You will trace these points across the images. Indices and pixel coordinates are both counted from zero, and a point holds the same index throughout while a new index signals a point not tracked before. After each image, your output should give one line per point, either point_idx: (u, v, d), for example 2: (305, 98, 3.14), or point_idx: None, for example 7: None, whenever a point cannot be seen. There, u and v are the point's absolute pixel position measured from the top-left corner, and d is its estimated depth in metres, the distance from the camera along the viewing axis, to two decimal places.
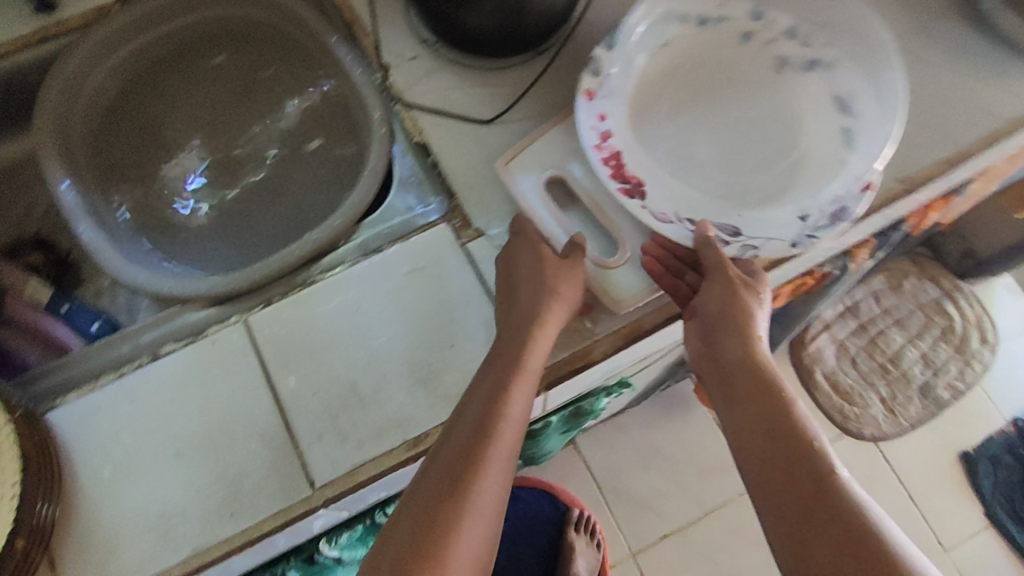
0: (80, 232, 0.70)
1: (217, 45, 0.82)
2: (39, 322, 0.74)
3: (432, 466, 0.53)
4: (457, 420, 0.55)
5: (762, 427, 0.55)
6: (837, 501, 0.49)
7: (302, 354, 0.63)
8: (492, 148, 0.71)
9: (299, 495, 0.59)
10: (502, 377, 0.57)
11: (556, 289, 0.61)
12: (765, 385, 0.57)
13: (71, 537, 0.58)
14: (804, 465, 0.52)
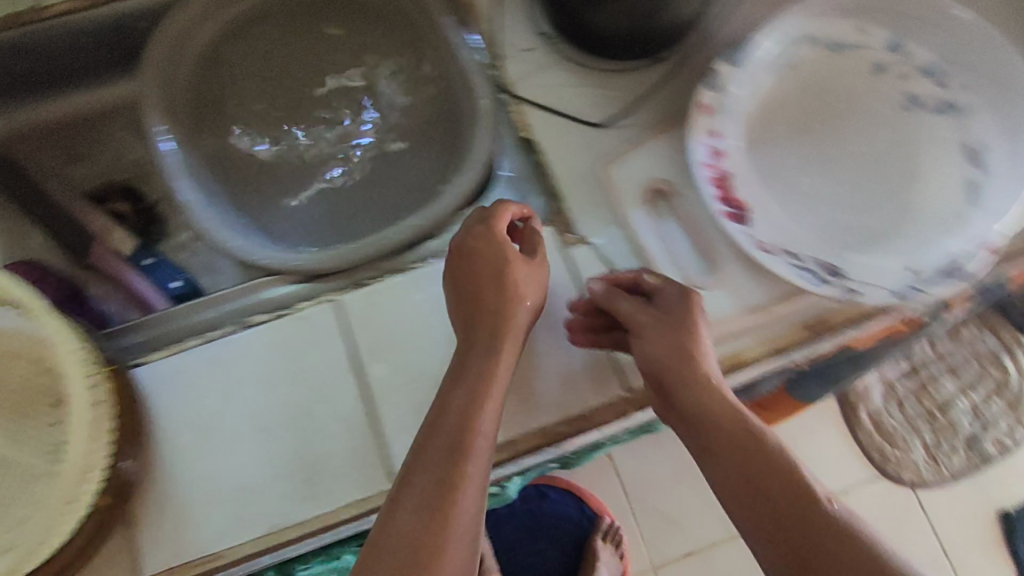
0: (178, 188, 0.70)
1: (323, 13, 0.79)
2: (123, 273, 0.74)
3: (404, 496, 0.50)
4: (424, 446, 0.52)
5: (746, 480, 0.53)
6: (844, 548, 0.48)
7: (391, 344, 0.62)
8: (601, 153, 0.69)
9: (378, 487, 0.58)
10: (472, 396, 0.54)
11: (505, 291, 0.58)
12: (741, 428, 0.55)
13: (149, 498, 0.58)
14: (803, 515, 0.50)
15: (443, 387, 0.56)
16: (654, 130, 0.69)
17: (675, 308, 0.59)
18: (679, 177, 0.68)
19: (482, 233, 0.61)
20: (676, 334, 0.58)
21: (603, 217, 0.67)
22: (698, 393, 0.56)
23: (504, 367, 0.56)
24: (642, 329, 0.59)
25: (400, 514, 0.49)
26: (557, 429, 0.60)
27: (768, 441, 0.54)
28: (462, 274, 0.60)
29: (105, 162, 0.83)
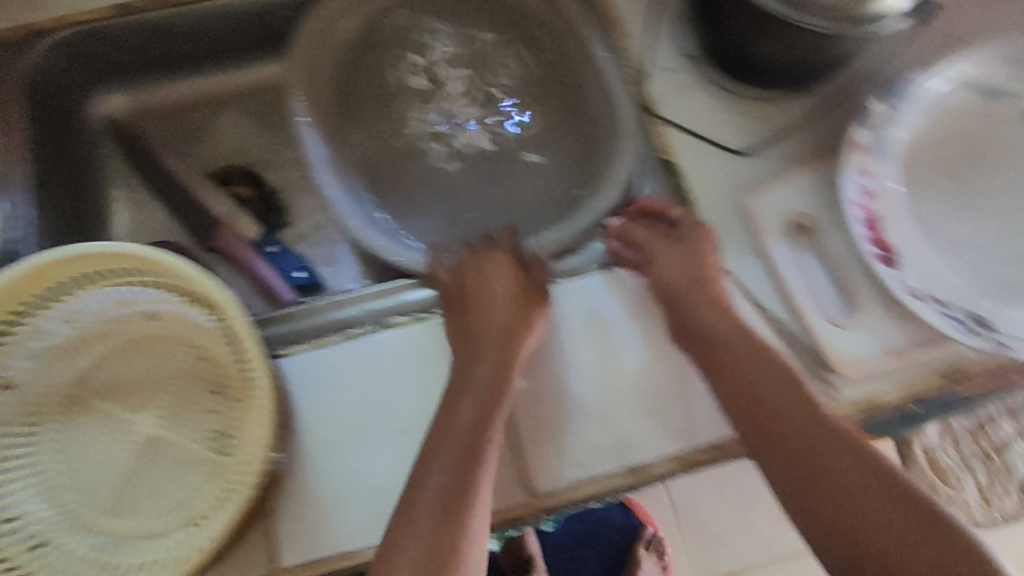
0: (320, 182, 0.69)
1: (465, 19, 0.81)
2: (250, 259, 0.74)
3: (421, 495, 0.55)
4: (435, 451, 0.57)
5: (752, 396, 0.59)
6: (839, 454, 0.56)
7: (534, 358, 0.65)
8: (743, 182, 0.68)
9: (518, 499, 0.61)
10: (482, 411, 0.59)
11: (480, 318, 0.65)
12: (752, 350, 0.62)
13: (289, 492, 0.58)
14: (804, 428, 0.58)
15: (443, 400, 0.60)
16: (799, 162, 0.68)
17: (690, 238, 0.67)
18: (823, 212, 0.67)
19: (477, 265, 0.69)
20: (693, 262, 0.66)
21: (744, 249, 0.67)
22: (712, 316, 0.64)
23: (505, 386, 0.61)
24: (656, 255, 0.68)
25: (418, 513, 0.54)
26: (690, 456, 0.62)
27: (776, 362, 0.61)
28: (467, 294, 0.67)
29: (227, 148, 0.83)
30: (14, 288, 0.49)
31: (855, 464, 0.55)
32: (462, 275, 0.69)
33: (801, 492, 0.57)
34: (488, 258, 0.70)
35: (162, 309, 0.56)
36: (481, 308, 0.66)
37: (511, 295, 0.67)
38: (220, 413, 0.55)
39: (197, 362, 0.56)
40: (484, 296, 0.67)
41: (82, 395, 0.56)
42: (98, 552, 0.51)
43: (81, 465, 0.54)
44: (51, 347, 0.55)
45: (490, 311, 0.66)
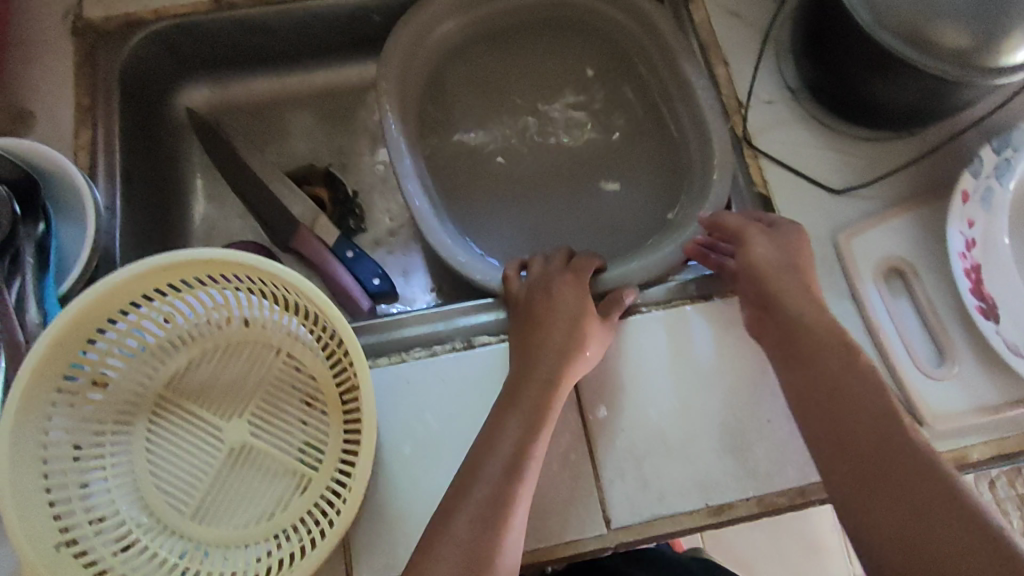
0: (410, 199, 0.66)
1: (558, 33, 0.80)
2: (328, 264, 0.73)
3: (461, 507, 0.50)
4: (481, 462, 0.52)
5: (833, 387, 0.52)
6: (906, 458, 0.47)
7: (614, 385, 0.62)
8: (838, 221, 0.67)
9: (594, 531, 0.58)
10: (529, 426, 0.53)
11: (543, 339, 0.58)
12: (839, 345, 0.54)
13: (366, 507, 0.57)
14: (880, 428, 0.49)
15: (492, 416, 0.55)
16: (897, 207, 0.66)
17: (788, 235, 0.62)
18: (919, 257, 0.65)
19: (544, 284, 0.63)
20: (783, 251, 0.61)
21: (836, 289, 0.64)
22: (798, 305, 0.57)
23: (557, 397, 0.56)
24: (752, 239, 0.62)
25: (454, 522, 0.48)
26: (773, 501, 0.59)
27: (861, 361, 0.53)
28: (531, 303, 0.62)
29: (307, 147, 0.82)
30: (122, 288, 0.49)
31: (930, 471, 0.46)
32: (525, 295, 0.63)
33: (858, 498, 0.48)
34: (555, 279, 0.63)
35: (256, 317, 0.56)
36: (545, 328, 0.59)
37: (573, 317, 0.60)
38: (309, 425, 0.55)
39: (287, 372, 0.56)
40: (550, 316, 0.60)
41: (171, 398, 0.56)
42: (180, 558, 0.51)
43: (167, 468, 0.54)
44: (143, 347, 0.55)
45: (556, 330, 0.59)
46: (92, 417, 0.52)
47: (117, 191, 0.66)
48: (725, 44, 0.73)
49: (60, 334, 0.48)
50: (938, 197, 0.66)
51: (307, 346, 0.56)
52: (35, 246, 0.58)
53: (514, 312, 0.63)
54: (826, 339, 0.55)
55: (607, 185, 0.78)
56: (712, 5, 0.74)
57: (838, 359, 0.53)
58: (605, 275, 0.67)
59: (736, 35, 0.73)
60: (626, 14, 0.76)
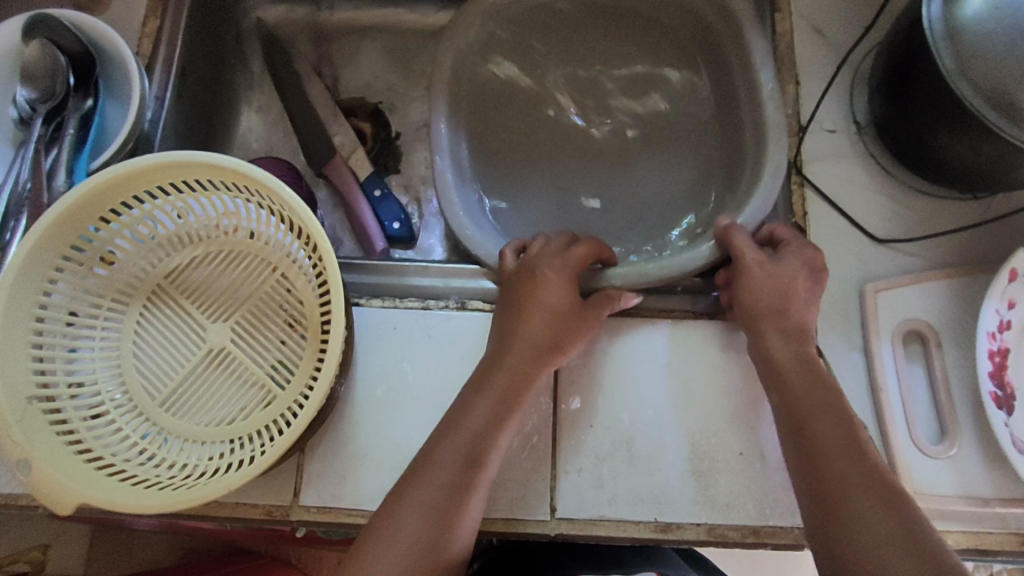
0: (436, 159, 0.68)
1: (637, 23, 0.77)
2: (353, 198, 0.75)
3: (413, 492, 0.50)
4: (439, 448, 0.52)
5: (801, 419, 0.50)
6: (875, 509, 0.45)
7: (593, 380, 0.61)
8: (868, 269, 0.64)
9: (537, 516, 0.58)
10: (496, 416, 0.53)
11: (520, 330, 0.56)
12: (812, 390, 0.51)
13: (326, 437, 0.59)
14: (847, 475, 0.47)
15: (459, 399, 0.55)
16: (937, 270, 0.62)
17: (789, 277, 0.56)
18: (946, 327, 0.61)
19: (533, 267, 0.59)
20: (780, 291, 0.56)
21: (849, 339, 0.62)
22: (779, 342, 0.54)
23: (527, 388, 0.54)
24: (749, 276, 0.56)
25: (405, 511, 0.49)
26: (724, 533, 0.57)
27: (842, 405, 0.51)
28: (518, 287, 0.58)
29: (363, 79, 0.83)
30: (138, 175, 0.51)
31: (898, 522, 0.44)
32: (513, 274, 0.60)
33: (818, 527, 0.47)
34: (546, 263, 0.59)
35: (262, 232, 0.58)
36: (524, 318, 0.56)
37: (557, 312, 0.57)
38: (287, 346, 0.56)
39: (278, 290, 0.57)
40: (532, 306, 0.57)
41: (168, 289, 0.58)
42: (141, 438, 0.54)
43: (150, 353, 0.57)
44: (154, 238, 0.58)
45: (535, 321, 0.56)
46: (93, 289, 0.55)
47: (169, 83, 0.68)
48: (800, 61, 0.69)
49: (75, 204, 0.50)
50: (986, 269, 0.62)
51: (302, 270, 0.57)
52: (79, 119, 0.61)
53: (502, 289, 0.60)
54: (810, 374, 0.52)
55: (588, 202, 0.75)
56: (799, 17, 0.70)
57: (815, 395, 0.51)
58: (613, 271, 0.63)
59: (814, 56, 0.69)
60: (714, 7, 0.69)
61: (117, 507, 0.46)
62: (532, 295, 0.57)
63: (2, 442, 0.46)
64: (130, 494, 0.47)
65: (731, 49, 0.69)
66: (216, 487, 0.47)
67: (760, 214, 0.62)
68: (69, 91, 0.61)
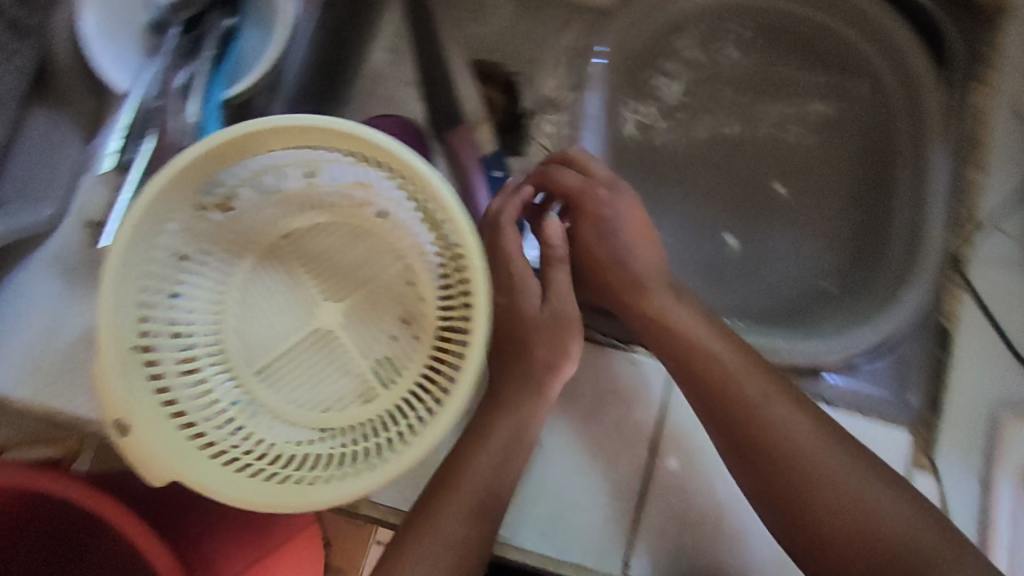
0: (591, 93, 0.66)
1: (816, 58, 0.70)
2: (471, 173, 0.68)
3: (435, 535, 0.49)
4: (453, 492, 0.51)
5: (740, 427, 0.50)
6: (837, 485, 0.48)
7: (694, 441, 0.58)
8: (1011, 391, 0.58)
9: (607, 568, 0.56)
10: (501, 466, 0.52)
11: (516, 374, 0.55)
12: (732, 400, 0.51)
13: None
14: (813, 474, 0.48)
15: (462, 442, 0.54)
16: None
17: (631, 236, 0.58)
18: None
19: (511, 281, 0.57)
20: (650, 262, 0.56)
21: (969, 466, 0.57)
22: (711, 343, 0.52)
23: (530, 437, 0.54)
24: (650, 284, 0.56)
25: (427, 554, 0.48)
26: None
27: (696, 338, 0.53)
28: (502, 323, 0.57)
29: (504, 43, 0.76)
30: (284, 133, 0.47)
31: (866, 498, 0.48)
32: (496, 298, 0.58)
33: (795, 528, 0.49)
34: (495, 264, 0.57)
35: (393, 213, 0.53)
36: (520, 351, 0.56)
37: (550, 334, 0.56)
38: (397, 342, 0.53)
39: (398, 281, 0.54)
40: (523, 336, 0.56)
41: (284, 251, 0.54)
42: (231, 406, 0.51)
43: (255, 314, 0.53)
44: (276, 194, 0.53)
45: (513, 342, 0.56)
46: (206, 236, 0.51)
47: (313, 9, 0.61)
48: (988, 146, 0.64)
49: (216, 148, 0.46)
50: None
51: (428, 265, 0.53)
52: (220, 37, 0.56)
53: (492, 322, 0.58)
54: (732, 381, 0.51)
55: (727, 238, 0.69)
56: (1002, 98, 0.64)
57: (739, 402, 0.50)
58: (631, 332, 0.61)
59: (1003, 148, 0.64)
60: (902, 92, 0.66)
61: (205, 491, 0.43)
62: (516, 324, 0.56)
63: (102, 395, 0.44)
64: (216, 477, 0.44)
65: (913, 124, 0.64)
66: (305, 499, 0.44)
67: (907, 311, 0.59)
68: (215, 3, 0.56)
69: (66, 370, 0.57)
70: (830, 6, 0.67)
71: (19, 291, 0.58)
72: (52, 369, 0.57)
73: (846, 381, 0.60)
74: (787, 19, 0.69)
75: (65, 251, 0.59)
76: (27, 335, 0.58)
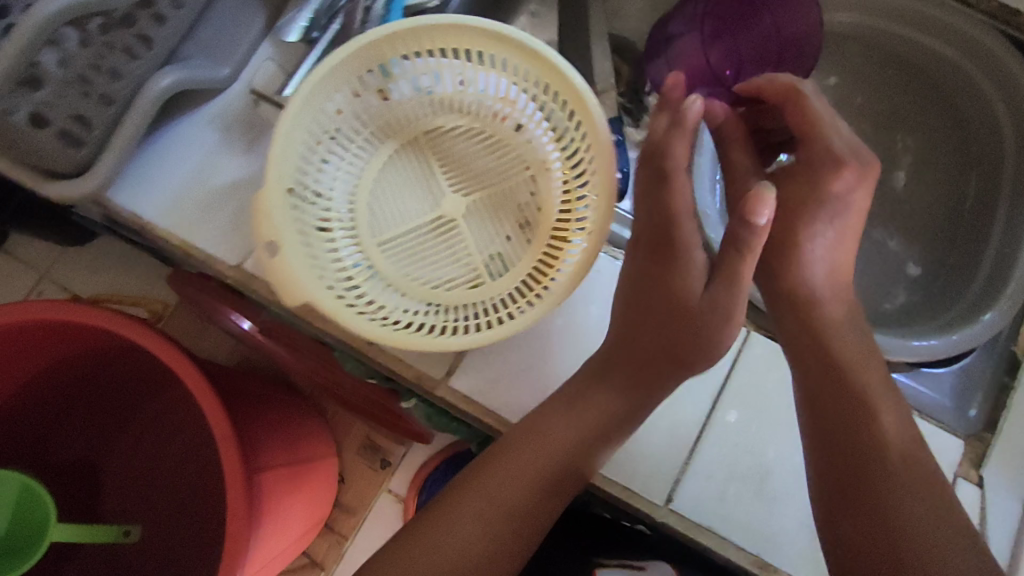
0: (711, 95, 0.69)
1: (929, 94, 0.75)
2: None
3: (513, 470, 0.54)
4: (542, 441, 0.55)
5: (837, 405, 0.52)
6: (907, 494, 0.48)
7: (757, 403, 0.61)
8: None
9: (652, 498, 0.60)
10: (592, 435, 0.55)
11: (633, 345, 0.56)
12: (852, 409, 0.51)
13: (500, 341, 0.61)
14: (879, 472, 0.49)
15: (565, 397, 0.57)
16: None
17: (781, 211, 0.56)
18: None
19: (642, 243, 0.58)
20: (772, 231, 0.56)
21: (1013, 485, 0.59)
22: (846, 336, 0.54)
23: (627, 417, 0.56)
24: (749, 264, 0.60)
25: (500, 485, 0.54)
26: None
27: (854, 375, 0.52)
28: (638, 283, 0.57)
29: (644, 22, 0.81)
30: (460, 32, 0.53)
31: (921, 519, 0.47)
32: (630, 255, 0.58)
33: (840, 504, 0.50)
34: (653, 209, 0.56)
35: (529, 129, 0.59)
36: (643, 317, 0.56)
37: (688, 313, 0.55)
38: (510, 243, 0.58)
39: (522, 191, 0.59)
40: (651, 297, 0.56)
41: (422, 145, 0.60)
42: (352, 267, 0.56)
43: (386, 193, 0.59)
44: (431, 93, 0.59)
45: (656, 323, 0.56)
46: (364, 114, 0.58)
47: None
48: None
49: (400, 31, 0.52)
50: None
51: (552, 180, 0.58)
52: None
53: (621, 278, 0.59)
54: (854, 371, 0.52)
55: None
56: None
57: (851, 390, 0.52)
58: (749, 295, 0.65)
59: None
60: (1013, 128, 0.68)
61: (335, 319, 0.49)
62: (657, 292, 0.56)
63: (258, 221, 0.50)
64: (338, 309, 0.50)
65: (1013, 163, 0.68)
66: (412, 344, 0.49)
67: (986, 331, 0.62)
68: None
69: (209, 209, 0.63)
70: (954, 39, 0.69)
71: (179, 135, 0.64)
72: (192, 208, 0.63)
73: (911, 382, 0.63)
74: (909, 46, 0.73)
75: (228, 110, 0.65)
76: (177, 176, 0.63)
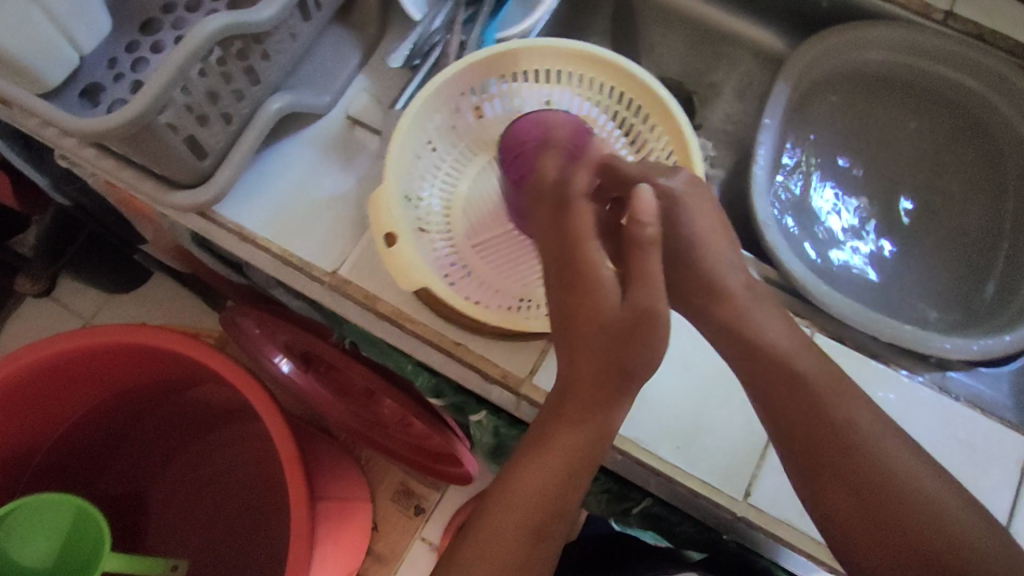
0: (766, 119, 0.78)
1: (959, 124, 0.82)
2: None
3: (494, 535, 0.51)
4: (512, 494, 0.51)
5: (810, 406, 0.52)
6: (894, 468, 0.51)
7: None
8: None
9: (732, 491, 0.62)
10: (559, 476, 0.51)
11: (576, 376, 0.51)
12: (816, 411, 0.52)
13: None
14: (859, 464, 0.51)
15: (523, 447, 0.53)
16: None
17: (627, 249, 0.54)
18: None
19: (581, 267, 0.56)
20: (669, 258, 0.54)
21: None
22: (782, 334, 0.54)
23: (588, 451, 0.51)
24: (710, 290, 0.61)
25: (485, 553, 0.50)
26: None
27: (814, 387, 0.53)
28: (570, 314, 0.51)
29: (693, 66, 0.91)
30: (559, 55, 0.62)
31: (910, 492, 0.50)
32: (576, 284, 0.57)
33: (833, 502, 0.52)
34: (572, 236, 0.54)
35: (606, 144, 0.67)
36: (580, 349, 0.51)
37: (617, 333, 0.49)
38: None
39: None
40: (588, 331, 0.50)
41: None
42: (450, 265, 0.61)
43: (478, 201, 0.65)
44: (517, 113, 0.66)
45: (584, 344, 0.50)
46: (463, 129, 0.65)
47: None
48: None
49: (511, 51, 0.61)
50: None
51: None
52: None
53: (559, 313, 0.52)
54: (803, 368, 0.53)
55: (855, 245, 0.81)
56: None
57: (811, 387, 0.53)
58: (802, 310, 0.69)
59: None
60: None
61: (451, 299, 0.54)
62: (588, 316, 0.50)
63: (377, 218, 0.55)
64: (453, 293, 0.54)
65: None
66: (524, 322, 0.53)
67: None
68: None
69: (306, 220, 0.68)
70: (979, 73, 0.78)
71: (281, 155, 0.70)
72: (293, 220, 0.68)
73: (970, 381, 0.66)
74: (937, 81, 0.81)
75: (325, 133, 0.71)
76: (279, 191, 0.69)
